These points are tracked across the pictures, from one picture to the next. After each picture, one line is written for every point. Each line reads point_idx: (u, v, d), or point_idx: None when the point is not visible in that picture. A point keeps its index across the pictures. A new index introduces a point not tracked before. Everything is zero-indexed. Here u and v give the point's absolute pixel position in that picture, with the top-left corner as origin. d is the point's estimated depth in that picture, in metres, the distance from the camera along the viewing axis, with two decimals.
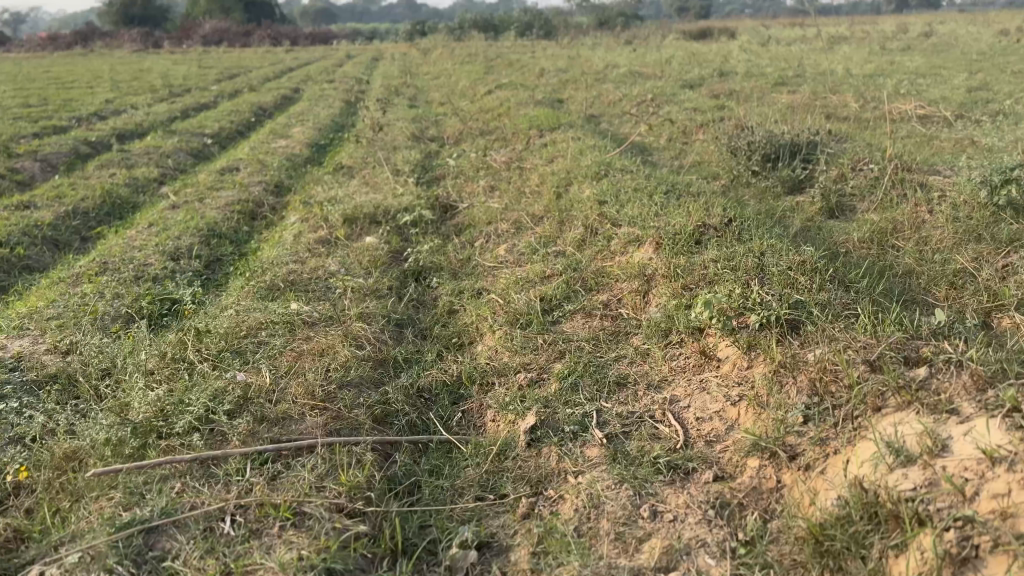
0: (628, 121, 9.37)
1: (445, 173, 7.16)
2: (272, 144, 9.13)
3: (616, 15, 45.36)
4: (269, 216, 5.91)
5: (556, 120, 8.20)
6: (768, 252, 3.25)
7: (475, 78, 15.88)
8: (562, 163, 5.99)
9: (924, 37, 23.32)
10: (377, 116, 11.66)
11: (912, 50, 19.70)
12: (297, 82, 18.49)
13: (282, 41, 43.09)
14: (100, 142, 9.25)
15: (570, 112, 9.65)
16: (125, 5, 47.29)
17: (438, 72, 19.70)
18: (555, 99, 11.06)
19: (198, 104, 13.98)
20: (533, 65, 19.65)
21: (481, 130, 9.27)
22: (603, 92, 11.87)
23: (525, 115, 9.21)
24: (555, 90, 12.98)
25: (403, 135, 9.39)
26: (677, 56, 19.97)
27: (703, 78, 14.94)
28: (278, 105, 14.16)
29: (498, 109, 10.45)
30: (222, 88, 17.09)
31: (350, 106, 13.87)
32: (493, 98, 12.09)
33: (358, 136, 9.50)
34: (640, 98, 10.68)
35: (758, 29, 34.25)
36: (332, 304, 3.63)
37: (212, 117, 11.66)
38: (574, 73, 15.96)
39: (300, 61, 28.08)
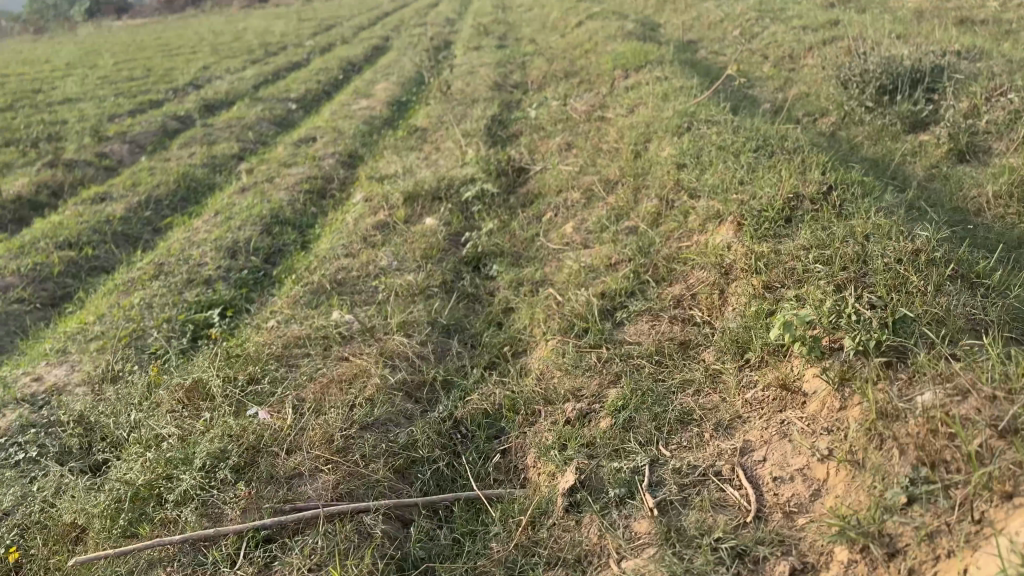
0: (727, 47, 8.50)
1: (522, 129, 6.68)
2: (351, 106, 8.87)
3: None
4: (336, 194, 5.65)
5: (643, 54, 7.48)
6: (873, 235, 2.65)
7: (567, 8, 15.03)
8: (643, 112, 5.39)
9: None
10: (462, 63, 11.19)
11: None
12: (388, 29, 18.12)
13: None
14: (187, 117, 9.24)
15: (662, 42, 8.86)
16: None
17: (530, 4, 18.84)
18: (647, 28, 10.22)
19: (289, 62, 13.90)
20: None
21: (565, 71, 8.65)
22: (701, 14, 10.88)
23: (612, 50, 8.50)
24: (651, 15, 12.05)
25: (484, 84, 8.91)
26: None
27: None
28: (365, 57, 13.88)
29: (585, 45, 9.74)
30: (315, 42, 16.98)
31: (437, 53, 13.43)
32: (582, 31, 11.33)
33: (438, 88, 9.09)
34: (741, 17, 9.68)
35: None
36: (374, 312, 3.32)
37: (299, 79, 11.52)
38: None
39: (394, 4, 27.67)
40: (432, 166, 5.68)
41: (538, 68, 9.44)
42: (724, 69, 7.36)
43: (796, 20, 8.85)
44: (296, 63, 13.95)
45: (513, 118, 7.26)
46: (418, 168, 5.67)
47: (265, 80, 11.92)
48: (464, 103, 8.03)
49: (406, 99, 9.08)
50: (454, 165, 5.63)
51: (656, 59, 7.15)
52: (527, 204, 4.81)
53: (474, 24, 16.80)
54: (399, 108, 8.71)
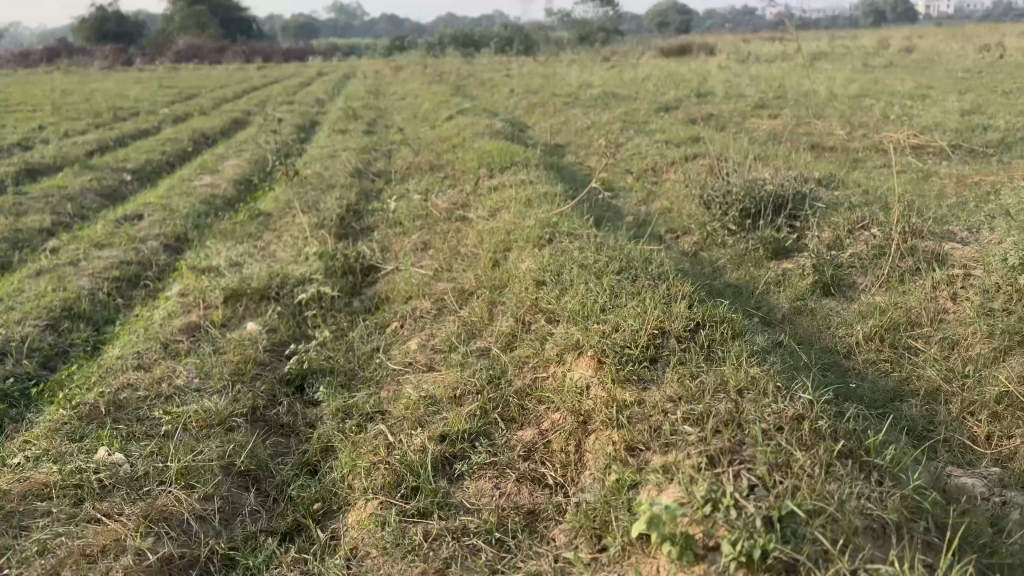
0: (595, 154, 8.47)
1: (378, 222, 6.21)
2: (195, 182, 8.15)
3: (595, 31, 44.72)
4: (153, 285, 4.94)
5: (510, 153, 7.25)
6: (750, 393, 2.27)
7: (439, 100, 14.95)
8: (504, 214, 5.04)
9: (908, 53, 22.80)
10: (325, 146, 10.70)
11: (897, 67, 19.10)
12: (254, 104, 17.45)
13: (256, 58, 42.15)
14: (1, 182, 8.19)
15: (531, 144, 8.73)
16: (98, 22, 46.31)
17: (403, 93, 18.75)
18: (517, 128, 10.14)
19: (138, 130, 12.95)
20: (503, 85, 18.74)
21: (430, 163, 8.32)
22: (570, 119, 10.97)
23: (479, 146, 8.27)
24: (522, 115, 12.09)
25: (343, 169, 8.43)
26: (654, 75, 19.16)
27: (681, 100, 14.14)
28: (224, 131, 13.14)
29: (454, 138, 9.51)
30: (173, 111, 16.08)
31: (302, 133, 12.91)
32: (452, 124, 11.15)
33: (294, 170, 8.53)
34: (609, 125, 9.78)
35: (739, 45, 33.62)
36: (154, 451, 2.67)
37: (144, 148, 10.64)
38: (545, 95, 15.06)
39: (266, 80, 27.05)
40: (269, 258, 5.07)
41: (404, 158, 9.09)
42: (590, 176, 7.24)
43: (661, 133, 8.99)
44: (145, 131, 13.01)
45: (370, 208, 6.78)
46: (253, 260, 5.05)
47: (106, 147, 10.97)
48: (319, 188, 7.50)
49: (258, 179, 8.44)
50: (294, 256, 5.04)
51: (523, 160, 6.93)
52: (371, 309, 4.28)
53: (345, 107, 16.45)
54: (248, 188, 8.06)
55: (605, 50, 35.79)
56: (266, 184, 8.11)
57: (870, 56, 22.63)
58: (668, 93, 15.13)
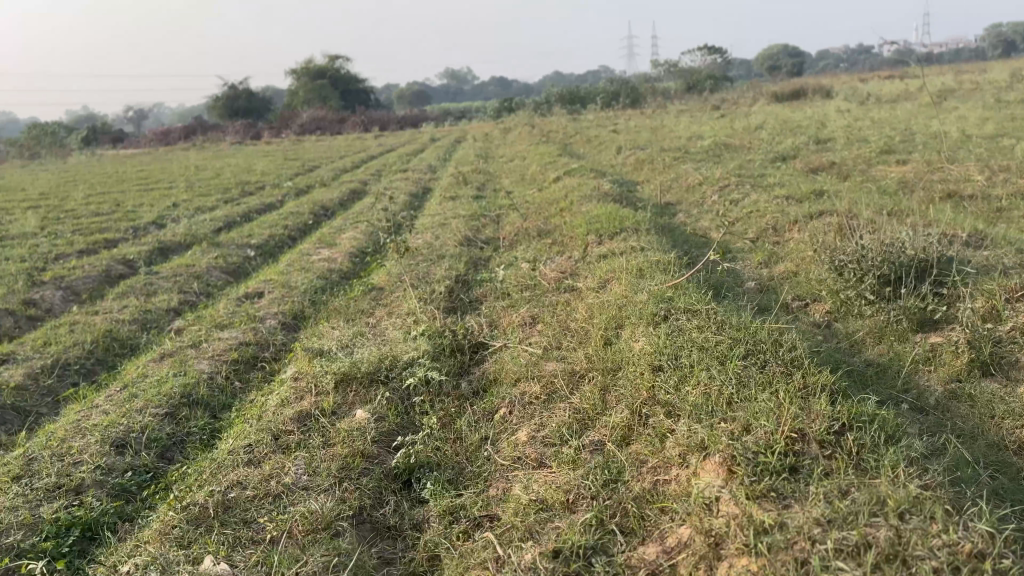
0: (708, 213, 8.15)
1: (486, 294, 6.11)
2: (311, 256, 8.36)
3: (702, 81, 44.37)
4: (267, 367, 4.98)
5: (619, 216, 7.05)
6: (912, 519, 2.01)
7: (547, 161, 15.00)
8: (616, 285, 4.82)
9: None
10: (435, 214, 10.84)
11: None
12: (368, 172, 18.06)
13: (371, 126, 44.05)
14: (136, 262, 8.66)
15: (640, 205, 8.52)
16: (229, 100, 49.73)
17: (511, 155, 18.97)
18: (626, 187, 9.95)
19: (262, 204, 13.57)
20: (610, 142, 18.66)
21: (538, 229, 8.23)
22: (679, 175, 10.70)
23: (587, 210, 8.12)
24: (631, 173, 11.94)
25: (451, 238, 8.45)
26: (765, 124, 18.64)
27: (797, 149, 13.64)
28: (339, 202, 13.58)
29: (561, 202, 9.42)
30: (294, 182, 16.82)
31: (414, 201, 13.20)
32: (559, 186, 11.09)
33: (404, 241, 8.63)
34: (722, 181, 9.44)
35: (855, 86, 32.47)
36: (261, 561, 2.58)
37: (266, 222, 11.10)
38: (652, 150, 14.86)
39: (380, 148, 28.09)
40: (379, 336, 5.04)
41: (511, 224, 9.06)
42: (704, 238, 6.94)
43: (778, 187, 8.59)
44: (267, 205, 13.62)
45: (478, 278, 6.71)
46: (362, 339, 5.02)
47: (231, 222, 11.52)
48: (428, 258, 7.52)
49: (370, 250, 8.58)
50: (403, 334, 4.97)
51: (633, 222, 6.71)
52: (479, 391, 4.13)
53: (454, 172, 16.75)
54: (361, 260, 8.19)
55: (712, 100, 35.33)
56: (377, 254, 8.22)
57: (1001, 90, 21.27)
58: (782, 142, 14.62)
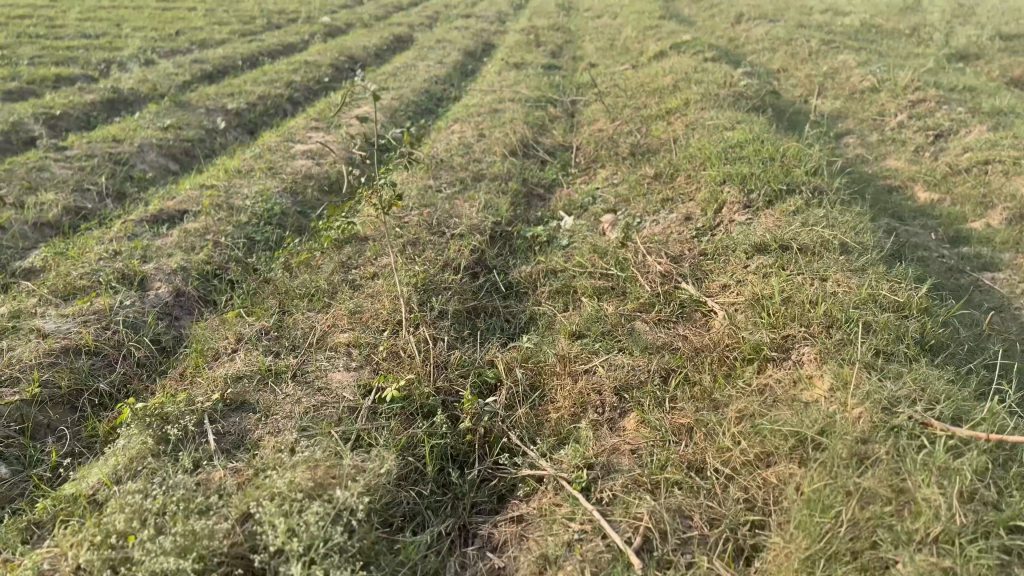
0: (899, 151, 5.29)
1: (535, 279, 3.52)
2: (297, 144, 5.77)
3: None
4: (83, 434, 2.49)
5: (778, 147, 4.26)
6: None
7: (644, 25, 11.78)
8: (816, 377, 2.20)
9: None
10: (490, 91, 8.06)
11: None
12: (426, 16, 15.00)
13: None
14: (61, 117, 6.15)
15: (790, 124, 5.67)
16: None
17: (598, 10, 15.57)
18: (762, 81, 7.00)
19: (281, 44, 10.80)
20: (722, 6, 15.09)
21: (630, 145, 5.50)
22: (835, 73, 7.65)
23: (710, 123, 5.32)
24: (759, 58, 8.92)
25: (502, 139, 5.78)
26: (922, 4, 14.79)
27: (981, 45, 10.32)
28: (376, 55, 10.75)
29: (669, 98, 6.56)
30: (335, 19, 13.93)
31: (470, 65, 10.38)
32: (662, 69, 8.11)
33: (434, 142, 6.00)
34: (908, 93, 6.44)
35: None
36: None
37: (271, 72, 8.45)
38: (782, 28, 11.55)
39: None
40: (306, 392, 2.52)
41: (591, 129, 6.33)
42: (910, 216, 4.18)
43: (1007, 114, 5.63)
44: (287, 46, 10.83)
45: (527, 233, 4.10)
46: (270, 396, 2.50)
47: (230, 71, 8.88)
48: (458, 176, 4.91)
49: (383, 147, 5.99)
50: (350, 400, 2.44)
51: (804, 164, 3.95)
52: None
53: (526, 27, 13.63)
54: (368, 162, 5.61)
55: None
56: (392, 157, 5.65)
57: None
58: (959, 32, 11.09)
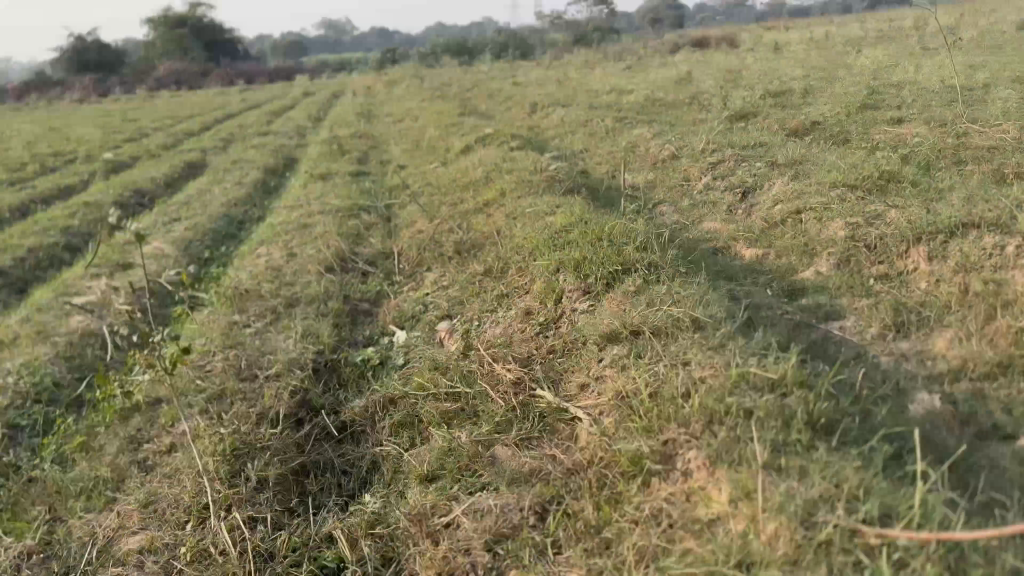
0: (715, 212, 5.34)
1: (372, 413, 3.05)
2: (76, 296, 5.00)
3: (590, 30, 41.72)
4: None
5: (599, 225, 4.09)
6: None
7: (447, 123, 11.84)
8: (714, 490, 1.88)
9: None
10: (297, 207, 7.59)
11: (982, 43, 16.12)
12: (221, 139, 14.39)
13: (239, 80, 39.20)
14: None
15: (607, 202, 5.62)
16: (77, 52, 43.55)
17: (398, 114, 15.63)
18: (573, 164, 7.03)
19: (57, 188, 9.82)
20: (517, 97, 15.60)
21: (453, 243, 5.20)
22: (637, 147, 7.86)
23: (531, 210, 5.13)
24: (563, 141, 9.08)
25: (314, 257, 5.29)
26: (695, 76, 16.03)
27: (756, 104, 11.16)
28: (169, 186, 10.02)
29: (484, 192, 6.39)
30: (119, 155, 13.01)
31: (273, 183, 9.88)
32: (472, 163, 8.02)
33: (237, 272, 5.40)
34: (708, 156, 6.66)
35: (764, 35, 30.58)
36: None
37: (44, 221, 7.54)
38: (577, 110, 11.99)
39: (244, 106, 24.08)
40: None
41: (408, 234, 5.99)
42: (743, 274, 4.12)
43: (803, 163, 5.88)
44: (64, 190, 9.85)
45: (355, 358, 3.62)
46: None
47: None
48: (268, 306, 4.36)
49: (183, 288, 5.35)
50: None
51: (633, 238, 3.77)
52: None
53: (328, 138, 13.35)
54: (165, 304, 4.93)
55: (613, 48, 32.65)
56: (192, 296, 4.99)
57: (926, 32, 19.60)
58: (734, 96, 11.98)
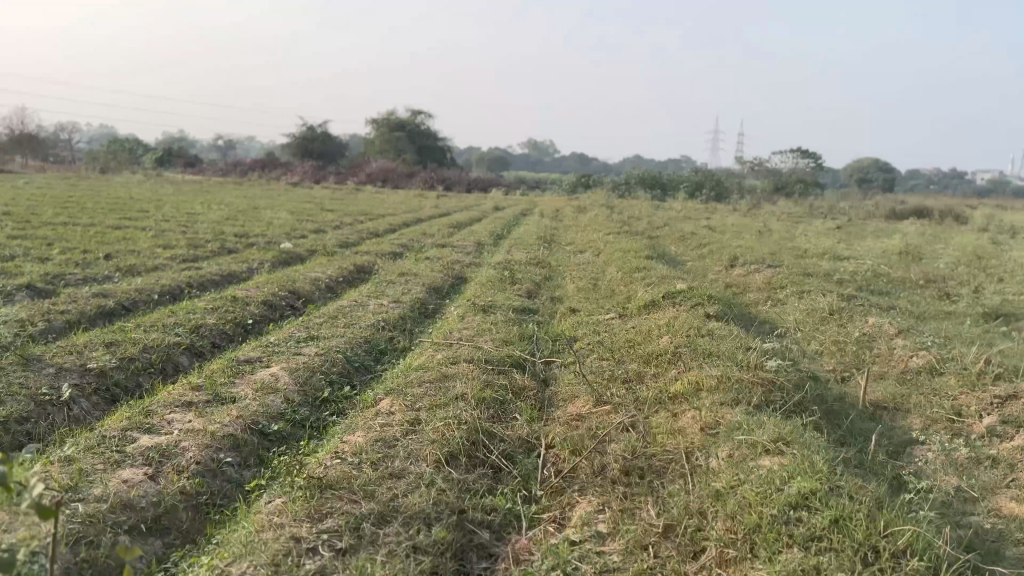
0: (1015, 492, 3.68)
1: None
2: (145, 434, 4.03)
3: (793, 182, 39.91)
4: None
5: (868, 517, 2.60)
6: None
7: (633, 265, 10.65)
8: None
9: None
10: (446, 344, 6.54)
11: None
12: (399, 244, 14.03)
13: (438, 184, 40.67)
14: None
15: (846, 440, 4.08)
16: (304, 139, 47.28)
17: (581, 245, 14.71)
18: (789, 356, 5.52)
19: (220, 274, 9.46)
20: (714, 247, 14.30)
21: (623, 458, 3.84)
22: (872, 349, 6.24)
23: (744, 436, 3.68)
24: (771, 319, 7.62)
25: (437, 438, 4.08)
26: (924, 253, 14.05)
27: (1014, 304, 9.20)
28: (327, 289, 9.43)
29: (673, 381, 5.01)
30: (297, 245, 12.86)
31: (435, 305, 9.02)
32: (659, 326, 6.68)
33: (343, 438, 4.27)
34: (983, 388, 4.97)
35: (993, 214, 27.74)
36: None
37: (184, 313, 6.94)
38: (785, 274, 10.48)
39: (434, 210, 24.38)
40: None
41: (565, 420, 4.69)
42: None
43: None
44: (225, 276, 9.47)
45: None
46: None
47: (138, 307, 7.36)
48: (350, 515, 3.13)
49: (274, 447, 4.27)
50: None
51: None
52: None
53: (504, 259, 12.59)
54: (242, 479, 3.86)
55: (818, 205, 30.73)
56: (277, 470, 3.88)
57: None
58: (983, 290, 10.00)
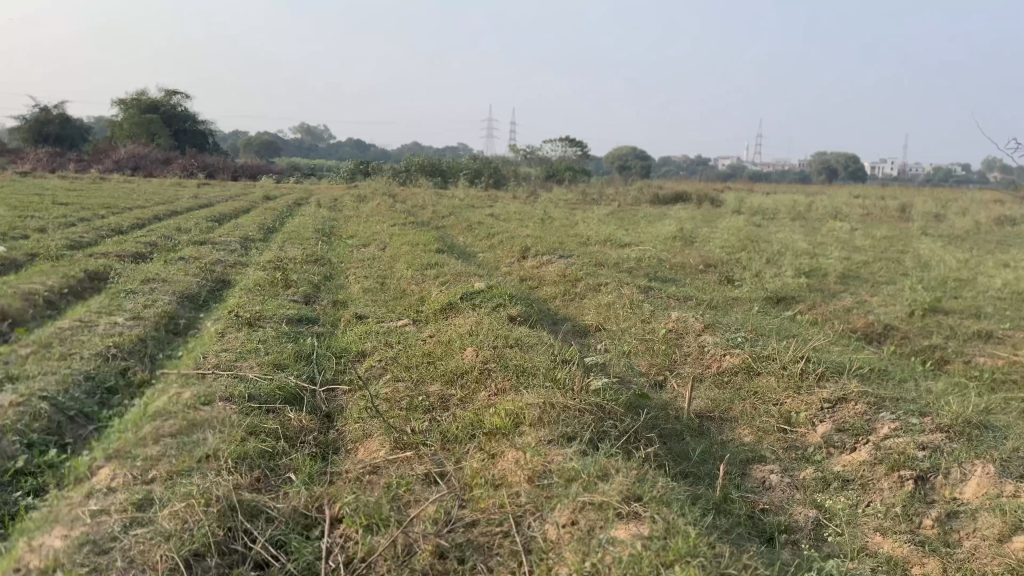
0: (877, 520, 3.26)
1: None
2: None
3: (565, 170, 41.01)
4: None
5: None
6: None
7: (422, 260, 9.77)
8: None
9: (974, 222, 19.11)
10: (198, 377, 5.29)
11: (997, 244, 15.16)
12: (149, 242, 12.11)
13: (202, 172, 37.25)
14: None
15: (691, 476, 3.49)
16: (38, 122, 41.40)
17: (363, 238, 13.58)
18: (607, 367, 4.92)
19: None
20: (502, 236, 13.81)
21: (433, 535, 2.97)
22: (685, 348, 5.83)
23: (587, 491, 2.93)
24: (574, 319, 7.09)
25: (176, 533, 2.96)
26: (699, 237, 14.50)
27: (793, 286, 9.46)
28: (47, 306, 7.62)
29: (486, 409, 4.20)
30: (13, 248, 10.60)
31: (190, 319, 7.59)
32: (458, 335, 5.86)
33: (30, 541, 3.02)
34: (809, 391, 4.66)
35: (745, 198, 30.07)
36: None
37: None
38: (578, 265, 10.13)
39: (196, 201, 21.96)
40: None
41: (354, 475, 3.71)
42: None
43: (978, 434, 3.91)
44: None
45: None
46: None
47: None
48: None
49: None
50: None
51: None
52: None
53: (276, 257, 11.21)
54: None
55: (593, 191, 31.73)
56: None
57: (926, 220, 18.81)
58: (762, 273, 10.26)
